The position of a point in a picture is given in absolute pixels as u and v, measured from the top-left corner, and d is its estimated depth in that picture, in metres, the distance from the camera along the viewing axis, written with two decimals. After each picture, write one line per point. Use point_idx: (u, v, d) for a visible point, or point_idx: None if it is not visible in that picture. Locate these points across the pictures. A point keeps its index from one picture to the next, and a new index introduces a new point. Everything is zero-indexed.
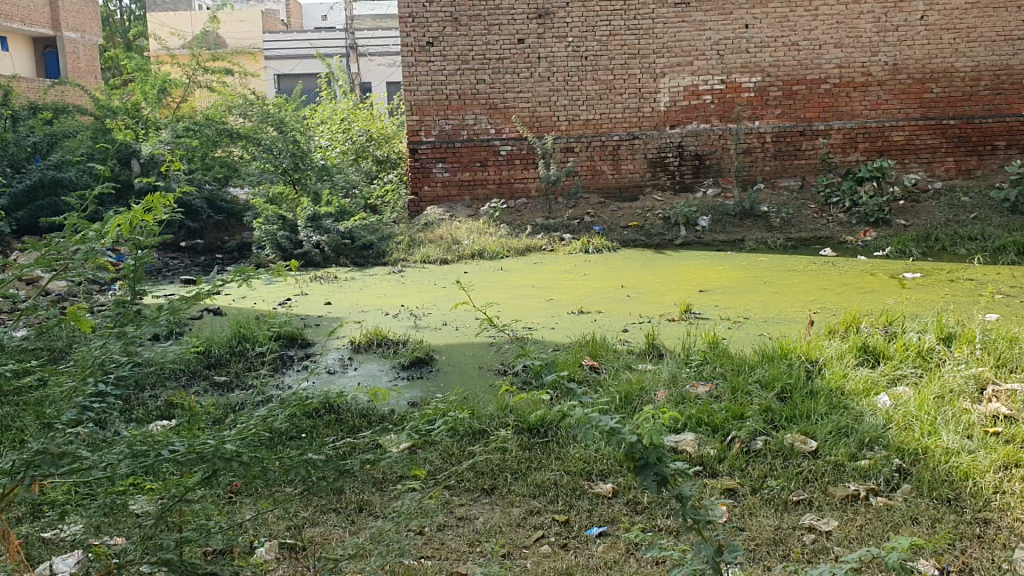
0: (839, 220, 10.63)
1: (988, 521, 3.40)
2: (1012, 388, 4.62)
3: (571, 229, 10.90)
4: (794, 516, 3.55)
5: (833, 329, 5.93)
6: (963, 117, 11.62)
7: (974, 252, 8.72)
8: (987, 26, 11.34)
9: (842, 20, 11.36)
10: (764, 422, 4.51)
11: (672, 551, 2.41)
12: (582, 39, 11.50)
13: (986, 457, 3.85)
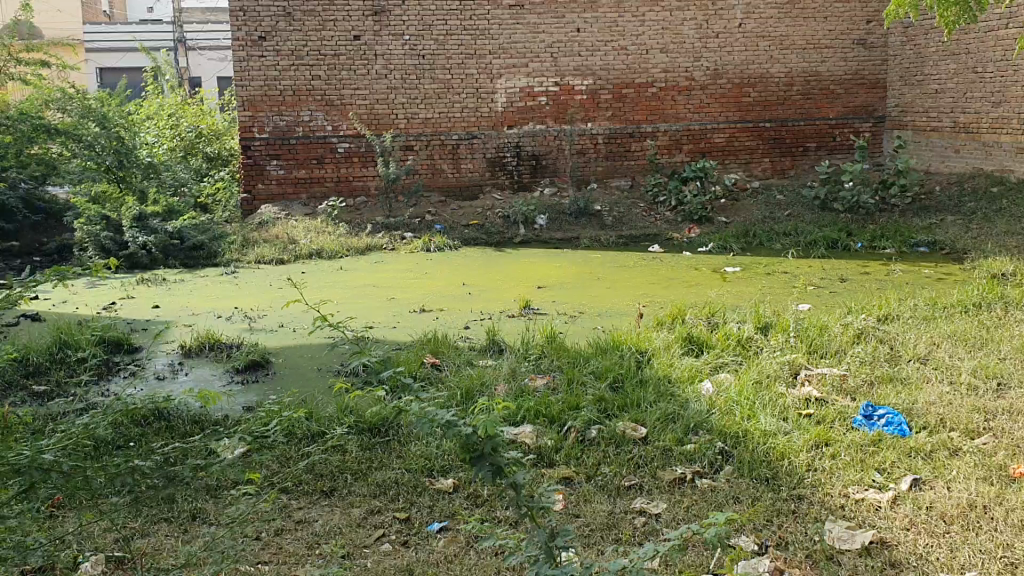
0: (667, 218, 11.09)
1: (802, 497, 3.65)
2: (822, 372, 4.97)
3: (412, 228, 10.89)
4: (626, 501, 3.69)
5: (662, 321, 6.20)
6: (778, 121, 12.36)
7: (788, 246, 9.29)
8: (797, 35, 12.09)
9: (667, 26, 11.84)
10: (597, 411, 4.66)
11: (508, 541, 2.47)
12: (418, 37, 11.48)
13: (799, 438, 4.12)
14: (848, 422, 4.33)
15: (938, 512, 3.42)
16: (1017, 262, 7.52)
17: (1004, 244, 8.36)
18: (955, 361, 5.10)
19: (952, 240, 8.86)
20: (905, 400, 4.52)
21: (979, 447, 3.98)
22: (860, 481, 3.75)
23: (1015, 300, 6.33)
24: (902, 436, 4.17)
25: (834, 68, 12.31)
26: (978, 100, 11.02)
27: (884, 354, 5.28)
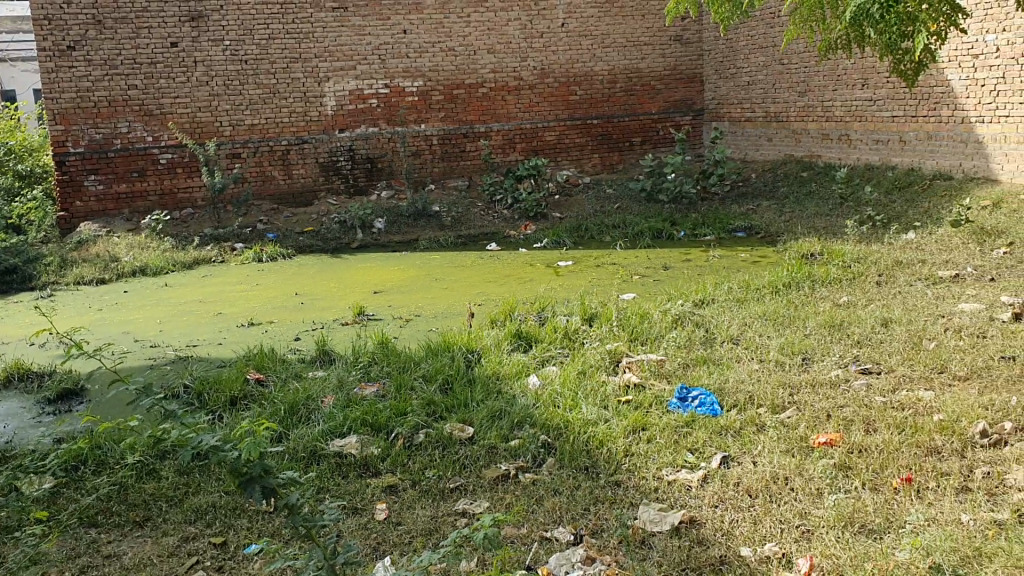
0: (503, 216, 11.18)
1: (619, 483, 3.74)
2: (641, 358, 5.12)
3: (243, 238, 10.58)
4: (449, 503, 3.69)
5: (493, 319, 6.22)
6: (605, 117, 12.69)
7: (617, 238, 9.55)
8: (618, 33, 12.44)
9: (492, 27, 11.94)
10: (425, 414, 4.62)
11: (292, 564, 2.66)
12: (239, 42, 11.14)
13: (618, 425, 4.23)
14: (664, 406, 4.49)
15: (743, 486, 3.58)
16: (823, 243, 8.00)
17: (814, 226, 8.87)
18: (765, 339, 5.36)
19: (767, 224, 9.33)
20: (717, 380, 4.71)
21: (783, 421, 4.19)
22: (674, 462, 3.88)
23: (821, 278, 6.72)
24: (714, 415, 4.35)
25: (654, 64, 12.75)
26: (786, 91, 11.69)
27: (701, 338, 5.49)
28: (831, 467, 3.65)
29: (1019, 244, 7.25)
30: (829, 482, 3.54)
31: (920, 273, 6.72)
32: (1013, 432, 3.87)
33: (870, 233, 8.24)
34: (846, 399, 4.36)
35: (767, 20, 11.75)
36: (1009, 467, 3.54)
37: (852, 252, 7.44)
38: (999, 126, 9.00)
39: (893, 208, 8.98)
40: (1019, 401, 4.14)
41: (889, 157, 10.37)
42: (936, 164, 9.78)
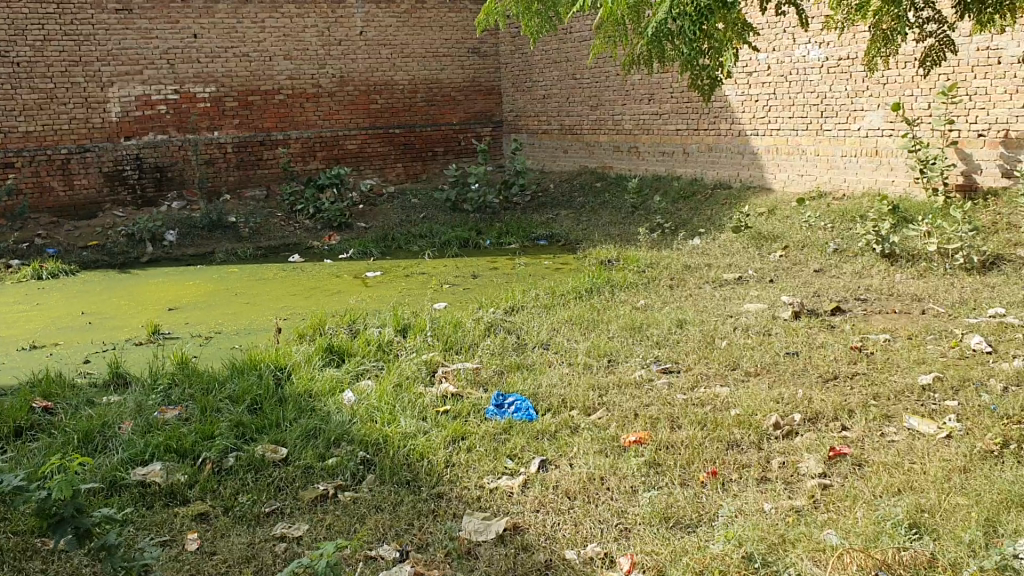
0: (305, 227, 10.91)
1: (441, 495, 3.73)
2: (456, 367, 5.14)
3: (19, 255, 9.75)
4: (266, 528, 3.54)
5: (301, 334, 6.04)
6: (406, 126, 12.69)
7: (424, 247, 9.55)
8: (416, 42, 12.49)
9: (288, 33, 11.66)
10: (234, 437, 4.40)
11: None
12: (10, 43, 10.25)
13: (437, 436, 4.22)
14: (481, 414, 4.51)
15: (562, 489, 3.66)
16: (619, 249, 8.34)
17: (609, 233, 9.24)
18: (573, 343, 5.53)
19: (567, 232, 9.62)
20: (531, 386, 4.80)
21: (595, 422, 4.31)
22: (494, 470, 3.91)
23: (620, 283, 7.00)
24: (530, 420, 4.42)
25: (453, 76, 12.91)
26: (579, 104, 12.12)
27: (512, 344, 5.58)
28: (644, 464, 3.79)
29: (792, 247, 7.85)
30: (643, 480, 3.67)
31: (709, 276, 7.13)
32: (802, 423, 4.15)
33: (661, 240, 8.67)
34: (652, 398, 4.55)
35: (560, 35, 12.15)
36: (801, 456, 3.79)
37: (647, 258, 7.80)
38: (771, 139, 9.72)
39: (681, 216, 9.49)
40: (804, 393, 4.46)
41: (675, 167, 10.95)
42: (717, 174, 10.43)
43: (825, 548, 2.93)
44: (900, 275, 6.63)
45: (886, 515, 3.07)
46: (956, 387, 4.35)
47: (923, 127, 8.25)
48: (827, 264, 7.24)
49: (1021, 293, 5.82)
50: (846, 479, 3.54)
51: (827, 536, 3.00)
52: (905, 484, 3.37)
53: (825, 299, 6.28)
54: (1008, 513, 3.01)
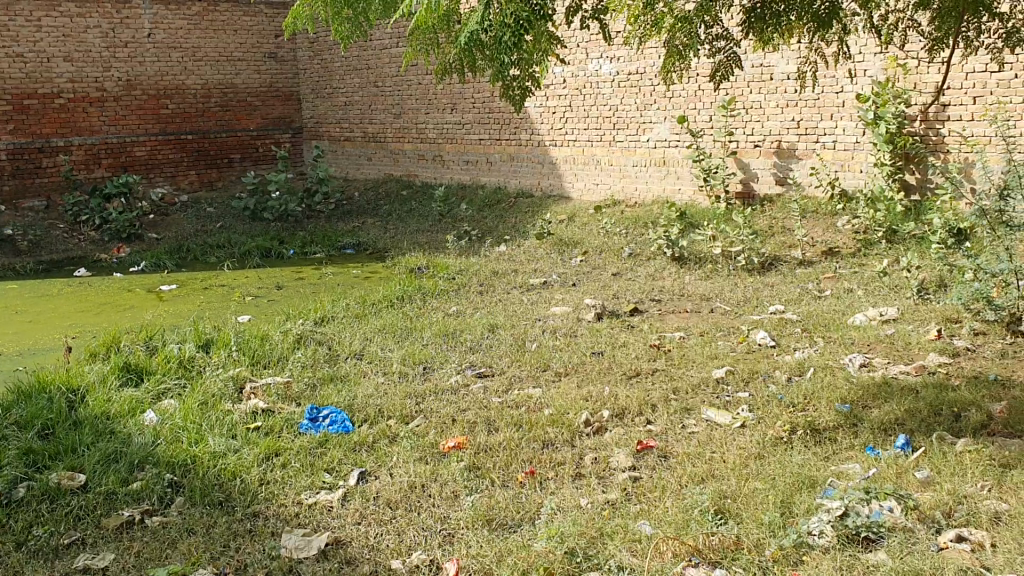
0: (91, 238, 10.24)
1: (257, 513, 3.61)
2: (266, 383, 4.99)
3: None
4: (66, 561, 3.29)
5: (93, 352, 5.66)
6: (200, 132, 12.20)
7: (223, 258, 9.20)
8: (209, 46, 12.06)
9: (68, 33, 10.91)
10: (23, 466, 4.05)
11: None
12: None
13: (249, 453, 4.08)
14: (294, 428, 4.40)
15: (383, 500, 3.63)
16: (427, 257, 8.37)
17: (416, 241, 9.25)
18: (385, 352, 5.50)
19: (373, 241, 9.54)
20: (345, 398, 4.73)
21: (413, 430, 4.31)
22: (312, 485, 3.82)
23: (430, 290, 7.03)
24: (346, 432, 4.36)
25: (248, 81, 12.56)
26: (381, 112, 12.11)
27: (323, 356, 5.48)
28: (464, 469, 3.82)
29: (592, 252, 8.15)
30: (463, 484, 3.69)
31: (516, 281, 7.29)
32: (611, 419, 4.31)
33: (468, 247, 8.76)
34: (467, 403, 4.60)
35: (359, 43, 12.10)
36: (612, 451, 3.93)
37: (455, 265, 7.87)
38: (569, 149, 10.06)
39: (486, 223, 9.64)
40: (611, 391, 4.64)
41: (479, 176, 11.12)
42: (519, 182, 10.68)
43: (640, 539, 3.05)
44: (692, 277, 7.03)
45: (693, 503, 3.24)
46: (747, 379, 4.66)
47: (706, 138, 8.79)
48: (624, 268, 7.57)
49: (797, 291, 6.31)
50: (655, 471, 3.71)
51: (641, 527, 3.12)
52: (707, 472, 3.57)
53: (624, 300, 6.56)
54: (801, 493, 3.25)
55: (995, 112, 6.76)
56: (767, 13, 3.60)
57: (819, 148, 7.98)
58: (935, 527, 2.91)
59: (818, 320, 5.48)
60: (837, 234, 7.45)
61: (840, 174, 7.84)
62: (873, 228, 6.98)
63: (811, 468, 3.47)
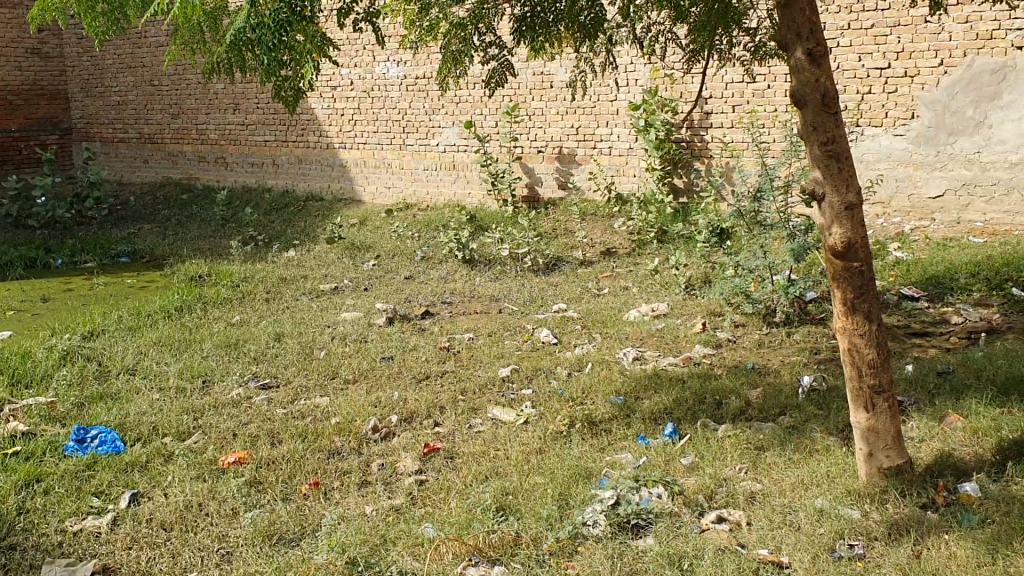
0: None
1: (15, 545, 3.33)
2: (27, 405, 4.61)
3: None
4: None
5: None
6: None
7: None
8: None
9: None
10: None
11: None
12: None
13: (6, 481, 3.75)
14: (59, 451, 4.10)
15: (156, 522, 3.45)
16: (209, 264, 8.03)
17: (197, 248, 8.85)
18: (162, 366, 5.23)
19: (150, 248, 9.04)
20: (117, 416, 4.45)
21: (190, 447, 4.12)
22: (77, 511, 3.57)
23: (212, 299, 6.76)
24: (117, 453, 4.11)
25: (8, 77, 11.60)
26: (159, 112, 11.54)
27: (92, 373, 5.14)
28: (244, 485, 3.68)
29: (383, 256, 8.08)
30: (243, 500, 3.57)
31: (304, 287, 7.13)
32: (398, 423, 4.29)
33: (253, 253, 8.48)
34: (250, 416, 4.45)
35: (133, 40, 11.48)
36: (398, 456, 3.91)
37: (239, 272, 7.60)
38: (358, 152, 9.96)
39: (273, 228, 9.37)
40: (400, 395, 4.62)
41: (264, 179, 10.80)
42: (307, 186, 10.46)
43: (422, 542, 3.05)
44: (480, 278, 7.12)
45: (477, 502, 3.28)
46: (530, 377, 4.78)
47: (492, 143, 8.96)
48: (415, 271, 7.56)
49: (578, 290, 6.54)
50: (440, 472, 3.72)
51: (424, 530, 3.13)
52: (491, 471, 3.63)
53: (415, 304, 6.56)
54: (578, 486, 3.36)
55: (747, 119, 7.33)
56: (537, 22, 3.66)
57: (597, 153, 8.35)
58: (699, 510, 3.09)
59: (597, 317, 5.71)
60: (614, 235, 7.80)
61: (616, 178, 8.26)
62: (646, 228, 7.39)
63: (588, 460, 3.60)
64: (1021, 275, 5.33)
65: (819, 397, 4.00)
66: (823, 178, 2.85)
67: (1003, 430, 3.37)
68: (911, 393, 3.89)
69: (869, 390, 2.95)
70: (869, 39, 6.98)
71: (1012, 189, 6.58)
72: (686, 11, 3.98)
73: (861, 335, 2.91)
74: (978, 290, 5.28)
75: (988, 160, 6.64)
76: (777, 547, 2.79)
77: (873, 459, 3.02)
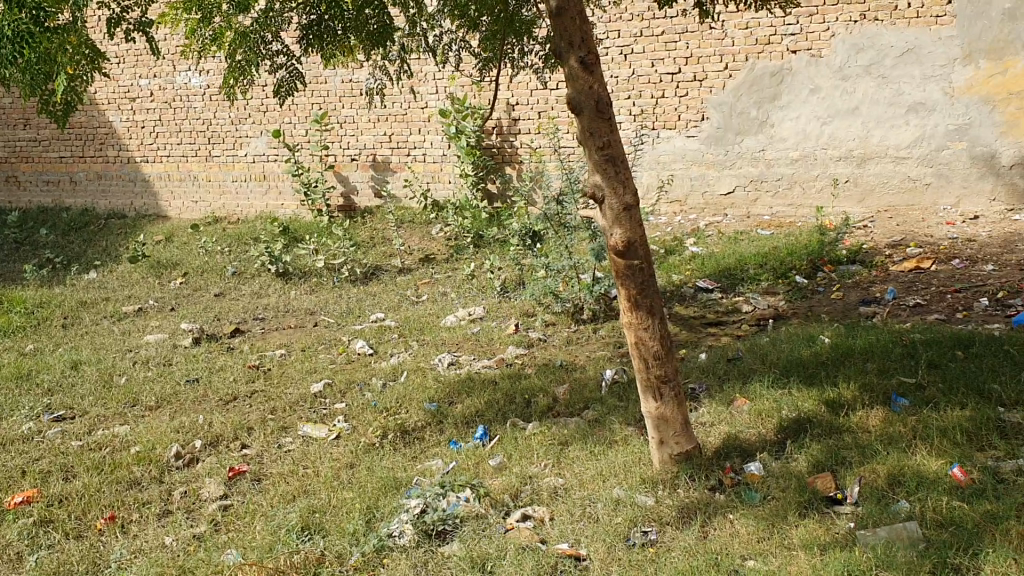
0: None
1: None
2: None
3: None
4: None
5: None
6: None
7: None
8: None
9: None
10: None
11: None
12: None
13: None
14: None
15: None
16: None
17: None
18: None
19: None
20: None
21: None
22: None
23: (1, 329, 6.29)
24: None
25: None
26: None
27: None
28: (32, 525, 3.45)
29: (192, 273, 7.76)
30: (29, 542, 3.34)
31: (105, 311, 6.76)
32: (204, 448, 4.13)
33: (50, 277, 7.96)
34: (41, 451, 4.17)
35: None
36: (202, 481, 3.77)
37: (33, 298, 7.11)
38: (162, 166, 9.56)
39: (72, 249, 8.83)
40: (206, 418, 4.46)
41: (61, 198, 10.19)
42: (109, 204, 9.94)
43: (222, 569, 2.95)
44: (296, 291, 6.96)
45: (282, 523, 3.21)
46: (344, 390, 4.70)
47: (303, 152, 8.81)
48: (227, 287, 7.29)
49: (395, 298, 6.51)
50: (247, 495, 3.62)
51: (226, 556, 3.03)
52: (299, 489, 3.55)
53: (226, 322, 6.34)
54: (387, 496, 3.35)
55: (546, 125, 7.68)
56: (324, 30, 3.62)
57: (411, 161, 8.36)
58: (504, 510, 3.15)
59: (412, 325, 5.70)
60: (431, 241, 7.82)
61: (430, 185, 8.31)
62: (462, 233, 7.46)
63: (397, 470, 3.58)
64: (803, 263, 5.74)
65: (621, 391, 4.15)
66: (602, 181, 2.96)
67: (783, 409, 3.61)
68: (704, 380, 4.11)
69: (656, 381, 3.09)
70: (660, 45, 7.52)
71: (793, 183, 7.31)
72: (475, 20, 4.03)
73: (645, 329, 3.04)
74: (766, 279, 5.64)
75: (771, 157, 7.35)
76: (576, 540, 2.89)
77: (664, 446, 3.16)
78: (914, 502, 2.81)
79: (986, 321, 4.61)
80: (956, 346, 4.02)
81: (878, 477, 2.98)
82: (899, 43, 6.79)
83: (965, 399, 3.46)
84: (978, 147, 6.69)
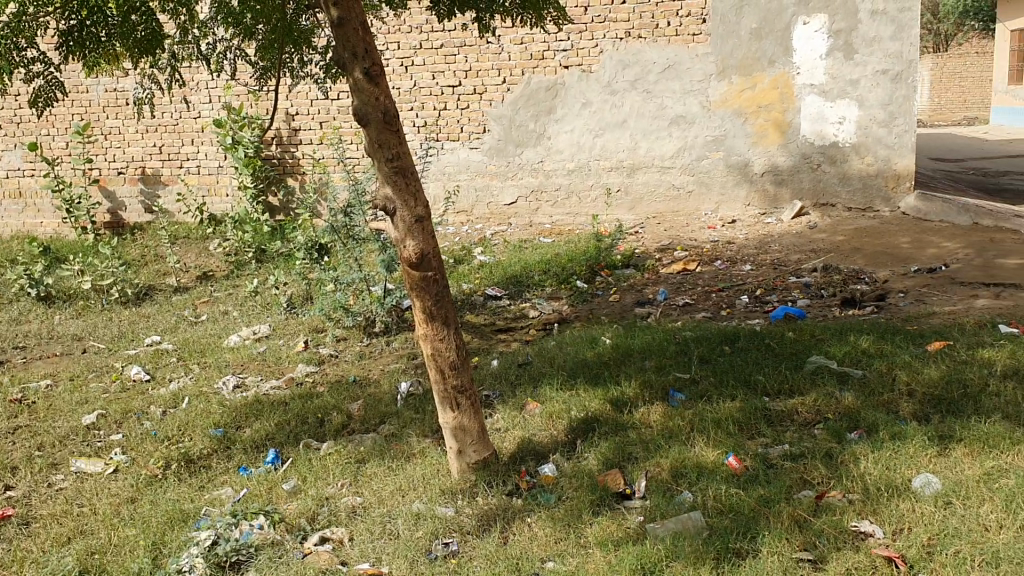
0: None
1: None
2: None
3: None
4: None
5: None
6: None
7: None
8: None
9: None
10: None
11: None
12: None
13: None
14: None
15: None
16: None
17: None
18: None
19: None
20: None
21: None
22: None
23: None
24: None
25: None
26: None
27: None
28: None
29: None
30: None
31: None
32: None
33: None
34: None
35: None
36: None
37: None
38: None
39: None
40: None
41: None
42: None
43: None
44: (60, 317, 6.43)
45: (57, 569, 2.94)
46: (120, 421, 4.38)
47: (64, 166, 8.21)
48: None
49: (173, 320, 6.17)
50: (13, 542, 3.29)
51: None
52: (74, 530, 3.27)
53: None
54: (174, 531, 3.15)
55: (329, 135, 7.62)
56: (86, 37, 3.37)
57: (184, 173, 8.02)
58: (301, 534, 3.05)
59: (193, 347, 5.41)
60: (210, 257, 7.47)
61: (207, 199, 8.01)
62: (243, 248, 7.19)
63: (184, 502, 3.38)
64: (583, 269, 5.98)
65: (416, 403, 4.14)
66: (393, 194, 2.94)
67: (572, 410, 3.73)
68: (496, 387, 4.17)
69: (453, 391, 3.11)
70: (439, 58, 7.56)
71: (571, 193, 7.64)
72: (251, 28, 3.89)
73: (440, 340, 3.05)
74: (550, 285, 5.81)
75: (550, 168, 7.62)
76: (377, 558, 2.84)
77: (463, 455, 3.19)
78: (697, 492, 2.98)
79: (748, 317, 4.98)
80: (724, 341, 4.31)
81: (662, 471, 3.14)
82: (660, 59, 7.26)
83: (735, 391, 3.71)
84: (733, 156, 7.33)
